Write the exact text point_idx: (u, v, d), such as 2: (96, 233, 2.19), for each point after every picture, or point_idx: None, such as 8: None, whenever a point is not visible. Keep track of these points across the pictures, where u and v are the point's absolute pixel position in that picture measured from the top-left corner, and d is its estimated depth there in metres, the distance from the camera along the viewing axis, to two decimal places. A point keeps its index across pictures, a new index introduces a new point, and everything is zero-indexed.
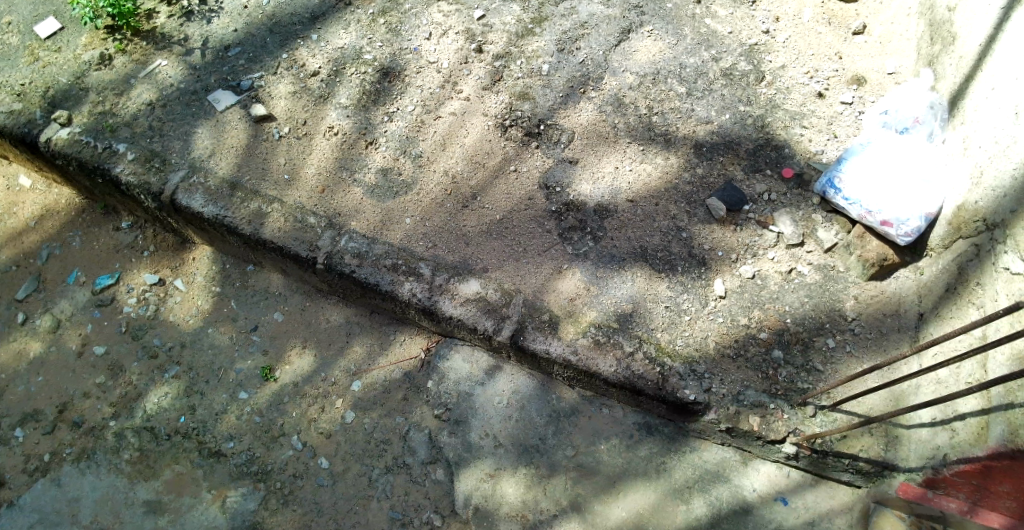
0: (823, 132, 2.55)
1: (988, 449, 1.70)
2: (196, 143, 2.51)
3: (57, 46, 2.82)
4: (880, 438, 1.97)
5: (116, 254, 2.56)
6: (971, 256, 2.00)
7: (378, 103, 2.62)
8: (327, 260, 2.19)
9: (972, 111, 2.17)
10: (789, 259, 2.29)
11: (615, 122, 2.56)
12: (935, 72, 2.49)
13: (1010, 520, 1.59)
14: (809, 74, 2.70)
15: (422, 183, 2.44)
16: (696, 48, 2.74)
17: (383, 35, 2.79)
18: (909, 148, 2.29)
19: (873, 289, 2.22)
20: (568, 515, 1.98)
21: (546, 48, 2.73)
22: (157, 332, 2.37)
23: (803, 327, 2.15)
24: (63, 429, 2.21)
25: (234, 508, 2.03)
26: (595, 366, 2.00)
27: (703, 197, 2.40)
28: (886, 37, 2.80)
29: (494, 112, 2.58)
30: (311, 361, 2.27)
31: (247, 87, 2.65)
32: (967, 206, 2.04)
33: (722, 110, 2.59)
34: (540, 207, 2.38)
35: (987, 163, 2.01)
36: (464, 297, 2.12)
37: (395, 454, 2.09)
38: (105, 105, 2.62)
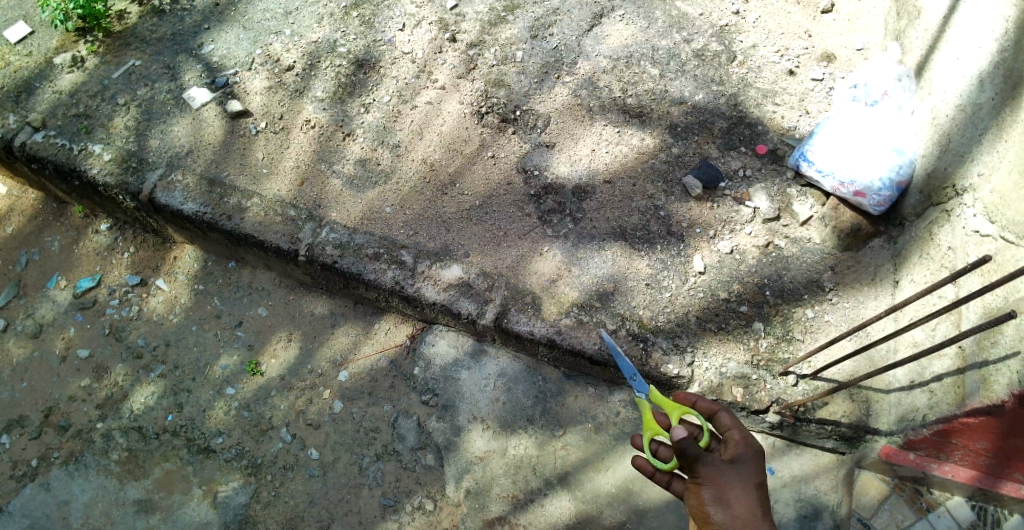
0: (796, 109, 2.59)
1: (965, 407, 1.71)
2: (172, 141, 2.51)
3: (28, 50, 2.81)
4: (860, 404, 2.00)
5: (96, 256, 2.55)
6: (942, 222, 2.03)
7: (355, 95, 2.63)
8: (308, 252, 2.20)
9: (937, 81, 2.21)
10: (765, 234, 2.32)
11: (590, 105, 2.59)
12: (902, 46, 2.53)
13: (987, 476, 1.66)
14: (780, 52, 2.74)
15: (400, 172, 2.45)
16: (668, 31, 2.77)
17: (356, 27, 2.80)
18: (878, 120, 2.34)
19: (849, 259, 2.26)
20: (558, 492, 2.01)
21: (520, 35, 2.76)
22: (141, 332, 2.37)
23: (782, 299, 2.19)
24: (49, 434, 2.20)
25: (226, 502, 2.04)
26: (579, 344, 2.03)
27: (679, 176, 2.43)
28: (854, 15, 2.86)
29: (470, 100, 2.60)
30: (297, 353, 2.28)
31: (222, 83, 2.64)
32: (936, 174, 2.08)
33: (696, 90, 2.62)
34: (519, 191, 2.40)
35: (954, 130, 2.05)
36: (446, 282, 2.14)
37: (384, 441, 2.10)
38: (79, 108, 2.61)
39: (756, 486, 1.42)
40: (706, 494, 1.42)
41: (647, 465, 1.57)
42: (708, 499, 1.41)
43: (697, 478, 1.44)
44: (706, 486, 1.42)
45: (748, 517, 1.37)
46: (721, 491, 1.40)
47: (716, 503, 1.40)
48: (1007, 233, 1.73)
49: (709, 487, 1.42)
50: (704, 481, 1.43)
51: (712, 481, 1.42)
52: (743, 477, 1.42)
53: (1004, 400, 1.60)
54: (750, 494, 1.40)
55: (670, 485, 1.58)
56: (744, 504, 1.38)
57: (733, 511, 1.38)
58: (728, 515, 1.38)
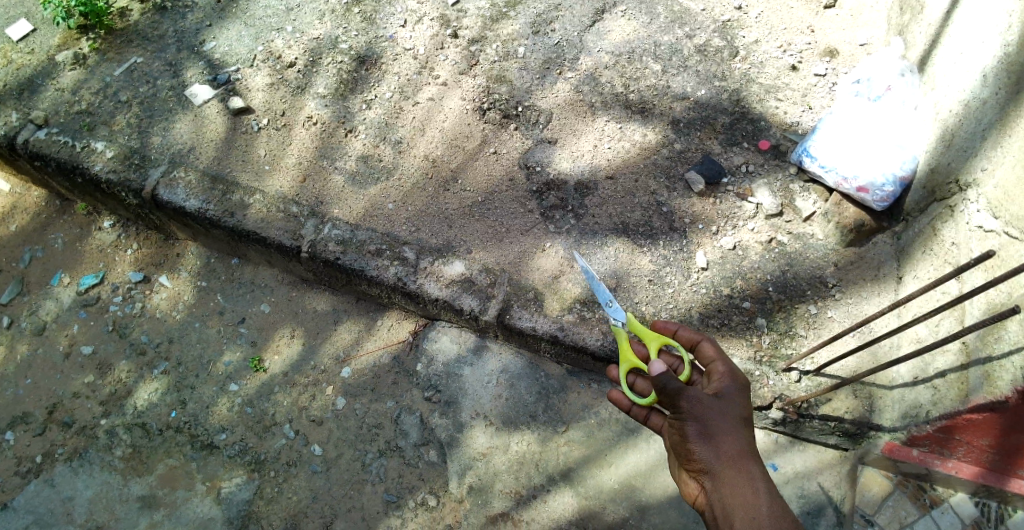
0: (798, 104, 2.59)
1: (968, 403, 1.70)
2: (174, 138, 2.51)
3: (30, 48, 2.81)
4: (864, 401, 2.00)
5: (99, 253, 2.56)
6: (945, 217, 2.03)
7: (356, 91, 2.63)
8: (310, 248, 2.20)
9: (941, 75, 2.20)
10: (768, 229, 2.32)
11: (592, 101, 2.59)
12: (905, 40, 2.53)
13: (990, 473, 1.72)
14: (783, 47, 2.73)
15: (402, 168, 2.45)
16: (670, 26, 2.77)
17: (358, 24, 2.80)
18: (882, 115, 2.33)
19: (852, 255, 2.26)
20: (561, 488, 2.01)
21: (521, 31, 2.76)
22: (144, 329, 2.37)
23: (785, 295, 2.18)
24: (53, 430, 2.21)
25: (229, 498, 2.04)
26: (582, 340, 2.02)
27: (681, 171, 2.43)
28: (856, 10, 2.85)
29: (472, 96, 2.60)
30: (300, 349, 2.28)
31: (224, 80, 2.65)
32: (940, 169, 2.08)
33: (698, 85, 2.61)
34: (521, 187, 2.40)
35: (957, 125, 2.04)
36: (449, 278, 2.13)
37: (387, 438, 2.11)
38: (82, 105, 2.61)
39: (737, 418, 1.46)
40: (690, 428, 1.45)
41: (624, 399, 1.70)
42: (691, 435, 1.45)
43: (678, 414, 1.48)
44: (689, 420, 1.45)
45: (731, 449, 1.40)
46: (703, 426, 1.44)
47: (700, 438, 1.44)
48: (1011, 229, 1.72)
49: (691, 422, 1.45)
50: (687, 415, 1.45)
51: (695, 415, 1.45)
52: (723, 410, 1.47)
53: (1008, 397, 1.59)
54: (732, 426, 1.44)
55: (648, 418, 1.70)
56: (728, 438, 1.42)
57: (717, 445, 1.41)
58: (712, 450, 1.42)
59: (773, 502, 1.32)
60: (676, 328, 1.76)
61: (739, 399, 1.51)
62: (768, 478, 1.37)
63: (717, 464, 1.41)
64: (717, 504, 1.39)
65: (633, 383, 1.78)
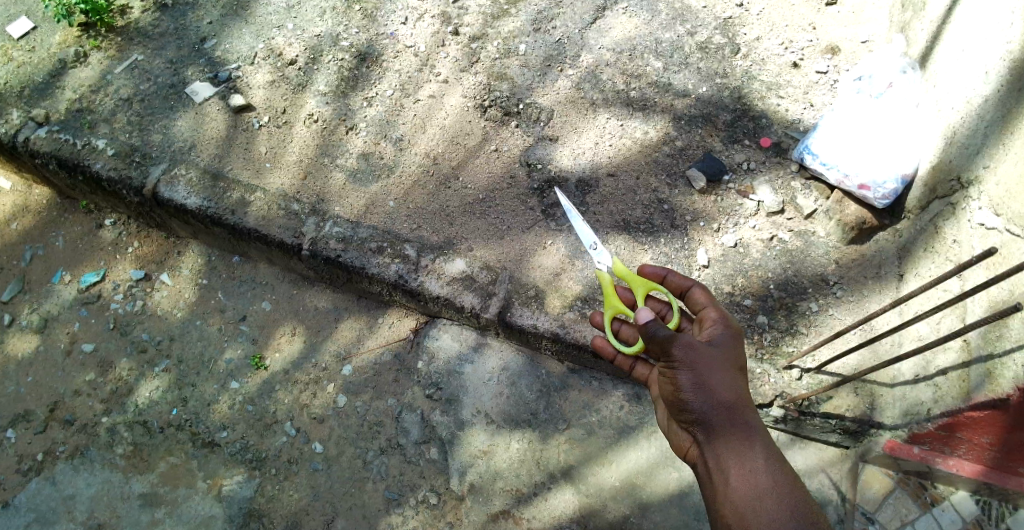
0: (800, 101, 2.58)
1: (969, 401, 1.70)
2: (175, 135, 2.51)
3: (31, 45, 2.80)
4: (864, 398, 2.00)
5: (100, 251, 2.55)
6: (947, 215, 2.02)
7: (357, 89, 2.63)
8: (311, 246, 2.19)
9: (942, 72, 2.20)
10: (770, 227, 2.31)
11: (593, 98, 2.58)
12: (907, 37, 2.52)
13: (992, 471, 1.71)
14: (784, 45, 2.72)
15: (403, 166, 2.45)
16: (671, 23, 2.76)
17: (358, 21, 2.80)
18: (883, 112, 2.33)
19: (853, 253, 2.25)
20: (562, 486, 2.01)
21: (522, 28, 2.75)
22: (145, 327, 2.37)
23: (786, 293, 2.17)
24: (55, 428, 2.21)
25: (230, 496, 2.04)
26: (583, 338, 2.02)
27: (682, 169, 2.42)
28: (858, 7, 2.84)
29: (473, 94, 2.60)
30: (301, 347, 2.28)
31: (225, 77, 2.64)
32: (942, 166, 2.07)
33: (699, 82, 2.61)
34: (522, 185, 2.40)
35: (959, 122, 2.04)
36: (450, 276, 2.12)
37: (388, 435, 2.10)
38: (82, 103, 2.61)
39: (729, 367, 1.50)
40: (683, 377, 1.48)
41: (608, 346, 1.81)
42: (685, 385, 1.47)
43: (671, 365, 1.50)
44: (682, 369, 1.48)
45: (726, 400, 1.45)
46: (698, 377, 1.47)
47: (694, 389, 1.47)
48: (1013, 226, 1.72)
49: (685, 373, 1.48)
50: (680, 364, 1.48)
51: (689, 365, 1.47)
52: (715, 361, 1.50)
53: (1009, 395, 1.60)
54: (726, 377, 1.48)
55: (633, 367, 1.80)
56: (721, 385, 1.46)
57: (713, 397, 1.45)
58: (707, 401, 1.45)
59: (767, 453, 1.39)
60: (665, 274, 1.80)
61: (730, 346, 1.55)
62: (760, 428, 1.44)
63: (710, 412, 1.45)
64: (709, 454, 1.46)
65: (618, 330, 1.85)
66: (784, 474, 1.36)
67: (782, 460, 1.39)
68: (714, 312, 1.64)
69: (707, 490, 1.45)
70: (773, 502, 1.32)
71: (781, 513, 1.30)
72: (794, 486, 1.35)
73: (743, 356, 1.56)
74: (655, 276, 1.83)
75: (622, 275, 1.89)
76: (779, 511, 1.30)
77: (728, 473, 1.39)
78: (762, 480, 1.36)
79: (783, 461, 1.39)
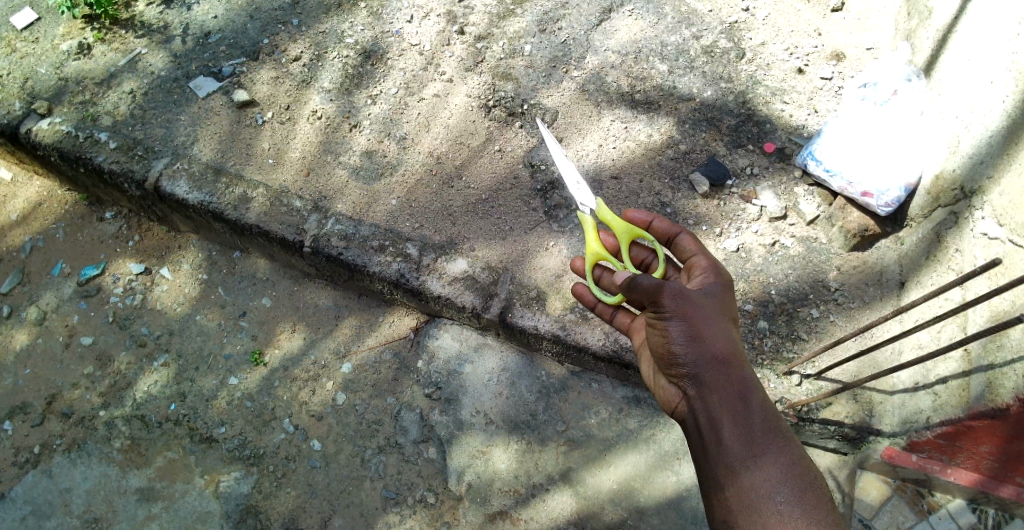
0: (804, 107, 2.58)
1: (969, 410, 1.70)
2: (178, 130, 2.50)
3: (34, 37, 2.80)
4: (864, 405, 1.99)
5: (100, 245, 2.55)
6: (950, 224, 2.02)
7: (361, 86, 2.62)
8: (313, 243, 2.18)
9: (947, 81, 2.20)
10: (772, 233, 2.31)
11: (598, 100, 2.58)
12: (912, 45, 2.52)
13: (989, 480, 1.71)
14: (790, 50, 2.72)
15: (406, 164, 2.44)
16: (677, 27, 2.76)
17: (364, 18, 2.79)
18: (888, 119, 2.33)
19: (855, 260, 2.25)
20: (560, 487, 2.01)
21: (527, 29, 2.75)
22: (144, 321, 2.36)
23: (788, 299, 2.16)
24: (52, 421, 2.20)
25: (227, 492, 2.04)
26: (583, 339, 2.01)
27: (686, 172, 2.42)
28: (864, 13, 2.83)
29: (477, 93, 2.59)
30: (301, 343, 2.28)
31: (229, 72, 2.64)
32: (945, 175, 2.06)
33: (704, 86, 2.61)
34: (525, 185, 2.40)
35: (963, 131, 2.04)
36: (451, 275, 2.11)
37: (387, 434, 2.10)
38: (86, 95, 2.60)
39: (721, 319, 1.50)
40: (674, 328, 1.48)
41: (588, 295, 1.81)
42: (677, 337, 1.47)
43: (661, 315, 1.49)
44: (672, 320, 1.48)
45: (719, 354, 1.44)
46: (689, 328, 1.46)
47: (686, 343, 1.46)
48: (1015, 236, 1.71)
49: (676, 324, 1.47)
50: (670, 315, 1.48)
51: (680, 315, 1.47)
52: (708, 312, 1.50)
53: (1009, 405, 1.59)
54: (719, 329, 1.47)
55: (614, 317, 1.80)
56: (712, 336, 1.45)
57: (705, 350, 1.45)
58: (701, 355, 1.45)
59: (763, 411, 1.38)
60: (652, 219, 1.81)
61: (721, 295, 1.56)
62: (754, 383, 1.42)
63: (701, 366, 1.44)
64: (700, 409, 1.44)
65: (599, 278, 1.87)
66: (781, 434, 1.36)
67: (778, 417, 1.39)
68: (703, 259, 1.66)
69: (696, 447, 1.44)
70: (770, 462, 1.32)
71: (779, 476, 1.30)
72: (791, 446, 1.35)
73: (732, 305, 1.56)
74: (641, 222, 1.83)
75: (606, 220, 1.86)
76: (777, 473, 1.31)
77: (723, 433, 1.38)
78: (759, 441, 1.34)
79: (779, 418, 1.38)
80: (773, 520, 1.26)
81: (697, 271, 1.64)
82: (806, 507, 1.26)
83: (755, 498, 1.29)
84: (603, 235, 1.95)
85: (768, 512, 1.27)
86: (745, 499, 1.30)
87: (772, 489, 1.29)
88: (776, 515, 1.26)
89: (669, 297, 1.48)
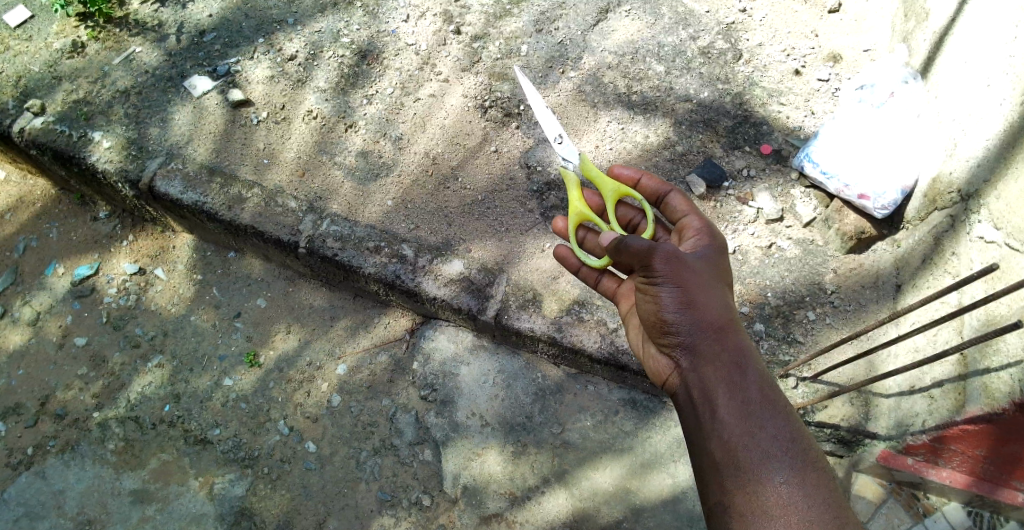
0: (801, 109, 2.58)
1: (966, 414, 1.68)
2: (173, 129, 2.49)
3: (28, 35, 2.78)
4: (860, 409, 1.97)
5: (94, 244, 2.54)
6: (946, 227, 2.02)
7: (357, 86, 2.61)
8: (308, 243, 2.17)
9: (944, 84, 2.20)
10: (768, 235, 2.31)
11: (595, 101, 2.57)
12: (909, 47, 2.52)
13: (982, 481, 1.74)
14: (787, 52, 2.71)
15: (402, 164, 2.44)
16: (674, 27, 2.75)
17: (360, 18, 2.78)
18: (885, 122, 2.33)
19: (852, 262, 2.25)
20: (555, 490, 2.00)
21: (524, 29, 2.74)
22: (139, 321, 2.35)
23: (783, 301, 2.16)
24: (46, 422, 2.19)
25: (222, 494, 2.03)
26: (579, 342, 2.00)
27: (682, 174, 2.42)
28: (861, 15, 2.83)
29: (474, 94, 2.58)
30: (296, 344, 2.27)
31: (224, 72, 2.62)
32: (943, 178, 2.06)
33: (701, 87, 2.60)
34: (522, 186, 2.39)
35: (961, 134, 2.03)
36: (447, 277, 2.10)
37: (382, 436, 2.10)
38: (79, 94, 2.58)
39: (716, 287, 1.52)
40: (665, 293, 1.50)
41: (572, 258, 1.85)
42: (670, 305, 1.50)
43: (653, 280, 1.52)
44: (665, 285, 1.50)
45: (713, 322, 1.47)
46: (683, 295, 1.49)
47: (679, 310, 1.49)
48: (1012, 240, 1.71)
49: (669, 290, 1.50)
50: (661, 280, 1.50)
51: (672, 281, 1.49)
52: (702, 280, 1.52)
53: (1005, 409, 1.58)
54: (714, 298, 1.49)
55: (599, 281, 1.85)
56: (707, 303, 1.48)
57: (698, 318, 1.47)
58: (694, 323, 1.48)
59: (760, 382, 1.38)
60: (639, 177, 1.88)
61: (714, 261, 1.59)
62: (749, 353, 1.44)
63: (695, 336, 1.47)
64: (694, 380, 1.46)
65: (583, 239, 1.94)
66: (779, 406, 1.35)
67: (775, 388, 1.40)
68: (696, 220, 1.70)
69: (689, 421, 1.45)
70: (767, 438, 1.31)
71: (777, 452, 1.29)
72: (790, 420, 1.34)
73: (725, 273, 1.60)
74: (628, 179, 1.90)
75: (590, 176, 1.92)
76: (775, 449, 1.30)
77: (718, 405, 1.38)
78: (756, 414, 1.34)
79: (778, 391, 1.39)
80: (773, 500, 1.24)
81: (690, 233, 1.68)
82: (806, 485, 1.25)
83: (752, 475, 1.28)
84: (588, 193, 1.99)
85: (765, 490, 1.26)
86: (741, 475, 1.30)
87: (771, 468, 1.28)
88: (774, 493, 1.25)
89: (660, 260, 1.50)
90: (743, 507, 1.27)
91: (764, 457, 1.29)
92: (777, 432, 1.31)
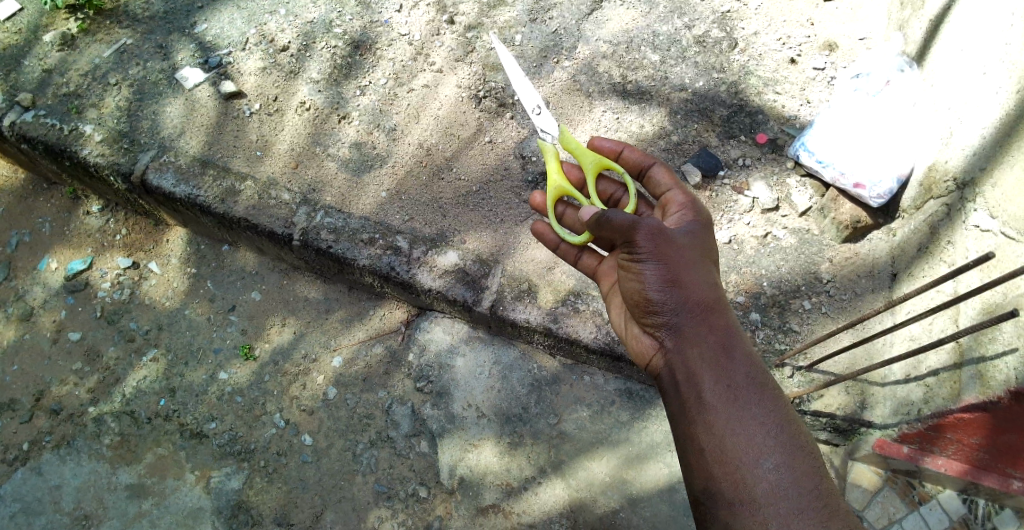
0: (797, 98, 2.57)
1: (962, 403, 1.69)
2: (164, 121, 2.47)
3: (17, 28, 2.75)
4: (856, 397, 1.99)
5: (87, 239, 2.52)
6: (942, 216, 2.01)
7: (350, 76, 2.60)
8: (303, 236, 2.16)
9: (940, 72, 2.19)
10: (764, 224, 2.31)
11: (590, 91, 2.56)
12: (904, 35, 2.51)
13: (979, 470, 1.70)
14: (782, 40, 2.70)
15: (396, 156, 2.42)
16: (669, 16, 2.73)
17: (353, 8, 2.76)
18: (881, 110, 2.32)
19: (847, 251, 2.24)
20: (552, 480, 2.00)
21: (519, 19, 2.72)
22: (133, 316, 2.34)
23: (780, 290, 2.16)
24: (41, 417, 2.18)
25: (218, 488, 2.03)
26: (575, 333, 2.00)
27: (678, 163, 2.42)
28: (856, 3, 2.82)
29: (468, 84, 2.57)
30: (292, 337, 2.26)
31: (215, 63, 2.60)
32: (938, 167, 2.05)
33: (696, 76, 2.59)
34: (516, 177, 2.38)
35: (957, 122, 2.02)
36: (442, 268, 2.09)
37: (379, 428, 2.09)
38: (70, 87, 2.56)
39: (702, 265, 1.52)
40: (648, 268, 1.50)
41: (550, 234, 1.85)
42: (655, 283, 1.49)
43: (636, 256, 1.51)
44: (648, 261, 1.50)
45: (699, 301, 1.47)
46: (667, 273, 1.48)
47: (663, 288, 1.48)
48: (1008, 228, 1.72)
49: (652, 266, 1.49)
50: (645, 256, 1.50)
51: (656, 257, 1.49)
52: (687, 259, 1.51)
53: (1001, 397, 1.60)
54: (699, 276, 1.49)
55: (579, 258, 1.84)
56: (692, 280, 1.48)
57: (683, 297, 1.47)
58: (678, 301, 1.47)
59: (746, 364, 1.39)
60: (621, 150, 1.86)
61: (700, 238, 1.57)
62: (735, 333, 1.44)
63: (680, 315, 1.47)
64: (679, 362, 1.46)
65: (562, 214, 1.92)
66: (767, 389, 1.36)
67: (762, 369, 1.40)
68: (680, 195, 1.69)
69: (673, 403, 1.45)
70: (755, 422, 1.31)
71: (765, 438, 1.29)
72: (778, 404, 1.34)
73: (711, 249, 1.59)
74: (609, 152, 1.88)
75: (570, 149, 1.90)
76: (763, 436, 1.30)
77: (704, 388, 1.38)
78: (743, 398, 1.34)
79: (765, 373, 1.39)
80: (762, 487, 1.25)
81: (674, 208, 1.67)
82: (794, 472, 1.25)
83: (739, 463, 1.28)
84: (568, 167, 1.99)
85: (753, 477, 1.26)
86: (728, 462, 1.29)
87: (758, 455, 1.28)
88: (762, 480, 1.25)
89: (644, 236, 1.49)
90: (730, 495, 1.27)
91: (751, 443, 1.29)
92: (765, 417, 1.32)
